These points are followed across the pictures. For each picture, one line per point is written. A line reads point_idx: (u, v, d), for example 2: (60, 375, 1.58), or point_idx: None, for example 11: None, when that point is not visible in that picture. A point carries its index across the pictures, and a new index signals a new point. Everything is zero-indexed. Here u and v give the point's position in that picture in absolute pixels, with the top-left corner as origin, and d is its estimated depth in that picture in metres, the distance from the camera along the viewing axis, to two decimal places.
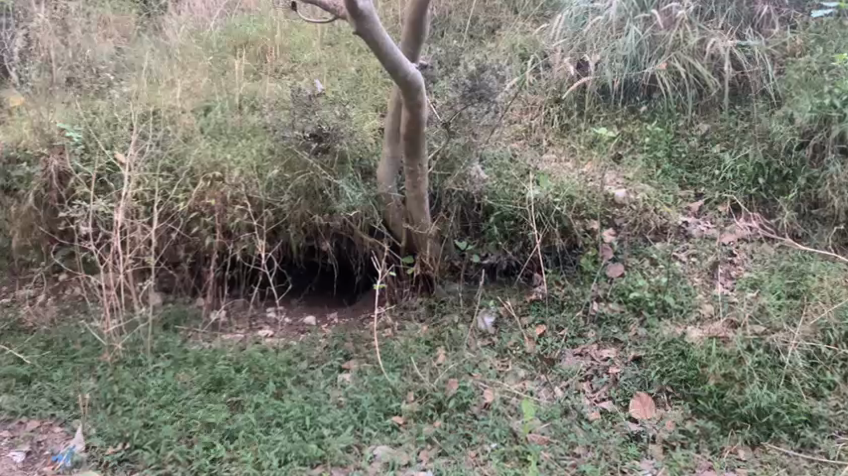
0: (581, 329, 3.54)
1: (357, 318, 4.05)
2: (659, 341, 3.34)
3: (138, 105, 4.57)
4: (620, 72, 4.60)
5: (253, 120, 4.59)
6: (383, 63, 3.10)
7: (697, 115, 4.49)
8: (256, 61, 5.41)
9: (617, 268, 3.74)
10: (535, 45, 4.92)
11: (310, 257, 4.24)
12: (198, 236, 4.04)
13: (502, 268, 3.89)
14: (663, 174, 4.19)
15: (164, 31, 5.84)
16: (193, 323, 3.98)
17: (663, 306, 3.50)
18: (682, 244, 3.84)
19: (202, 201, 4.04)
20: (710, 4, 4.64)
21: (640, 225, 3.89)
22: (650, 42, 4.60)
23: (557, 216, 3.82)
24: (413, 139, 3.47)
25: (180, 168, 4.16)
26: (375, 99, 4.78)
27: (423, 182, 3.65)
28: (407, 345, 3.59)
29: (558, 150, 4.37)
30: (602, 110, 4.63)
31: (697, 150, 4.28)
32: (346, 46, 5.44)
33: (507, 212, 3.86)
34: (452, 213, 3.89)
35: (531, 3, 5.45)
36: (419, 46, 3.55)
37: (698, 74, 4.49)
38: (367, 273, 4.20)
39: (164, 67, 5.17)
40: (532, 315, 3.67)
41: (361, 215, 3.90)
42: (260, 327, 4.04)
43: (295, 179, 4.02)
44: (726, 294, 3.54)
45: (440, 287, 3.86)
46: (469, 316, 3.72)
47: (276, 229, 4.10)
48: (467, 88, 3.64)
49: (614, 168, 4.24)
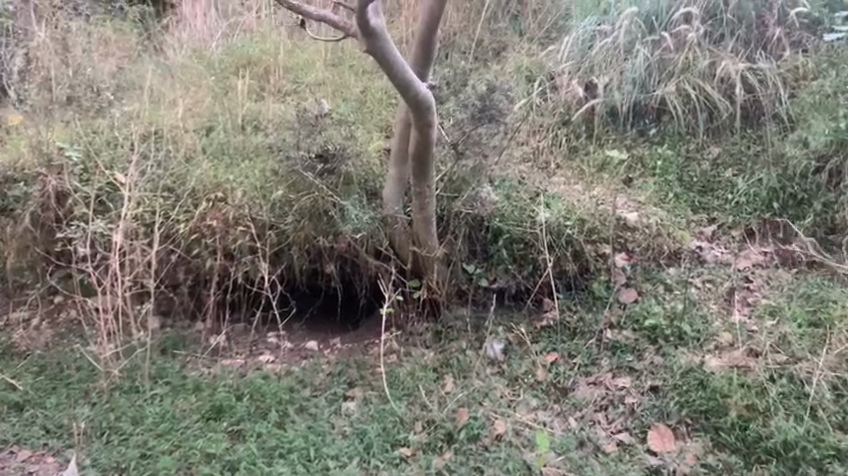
0: (594, 358, 3.43)
1: (361, 344, 3.94)
2: (676, 370, 3.22)
3: (140, 124, 4.51)
4: (629, 95, 4.56)
5: (256, 141, 4.51)
6: (393, 82, 3.02)
7: (707, 138, 4.43)
8: (259, 81, 5.35)
9: (631, 293, 3.66)
10: (540, 67, 4.84)
11: (313, 280, 4.11)
12: (198, 258, 3.94)
13: (511, 292, 3.79)
14: (675, 198, 4.11)
15: (166, 53, 5.80)
16: (192, 348, 3.86)
17: (680, 334, 3.40)
18: (696, 269, 3.75)
19: (204, 222, 3.96)
20: (720, 27, 4.61)
21: (653, 249, 3.82)
22: (659, 64, 4.58)
23: (569, 240, 3.73)
24: (422, 159, 3.38)
25: (182, 189, 4.09)
26: (380, 120, 4.72)
27: (430, 203, 3.55)
28: (413, 373, 3.49)
29: (567, 173, 4.28)
30: (610, 133, 4.57)
31: (708, 174, 4.21)
32: (350, 68, 5.39)
33: (516, 235, 3.77)
34: (460, 236, 3.76)
35: (536, 27, 5.44)
36: (427, 67, 3.46)
37: (708, 98, 4.43)
38: (372, 297, 4.09)
39: (165, 88, 5.11)
40: (543, 342, 3.57)
41: (367, 237, 3.82)
42: (261, 352, 3.92)
43: (300, 200, 3.95)
44: (744, 322, 3.42)
45: (448, 312, 3.74)
46: (478, 343, 3.61)
47: (279, 251, 3.99)
48: (477, 109, 3.58)
49: (625, 191, 4.17)
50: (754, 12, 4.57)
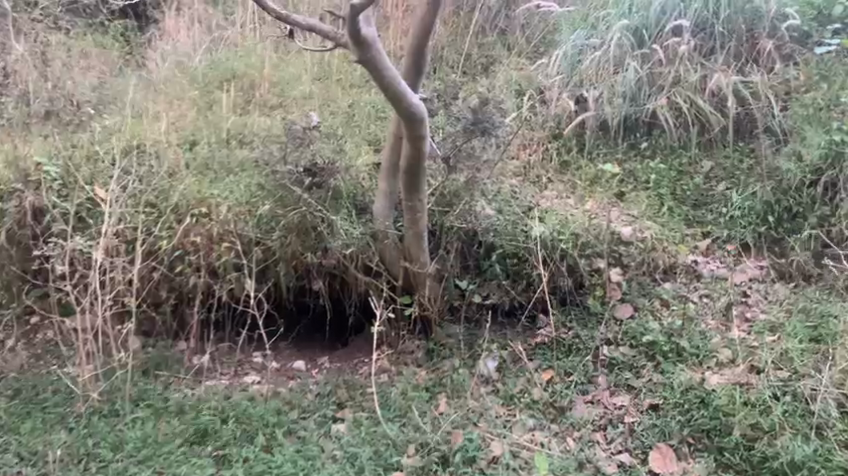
0: (591, 375, 3.34)
1: (350, 363, 3.88)
2: (676, 387, 3.13)
3: (122, 139, 4.40)
4: (619, 108, 4.49)
5: (241, 155, 4.40)
6: (385, 92, 2.93)
7: (700, 151, 4.38)
8: (244, 95, 5.26)
9: (627, 308, 3.57)
10: (530, 80, 4.78)
11: (300, 297, 4.01)
12: (181, 276, 3.84)
13: (504, 309, 3.71)
14: (668, 212, 4.05)
15: (150, 68, 5.70)
16: (175, 368, 3.74)
17: (678, 350, 3.32)
18: (692, 284, 3.69)
19: (187, 239, 3.85)
20: (710, 41, 4.60)
21: (648, 264, 3.74)
22: (649, 78, 4.54)
23: (563, 254, 3.66)
24: (414, 172, 3.30)
25: (165, 204, 3.99)
26: (369, 134, 4.64)
27: (422, 218, 3.47)
28: (405, 393, 3.38)
29: (559, 187, 4.21)
30: (601, 147, 4.51)
31: (701, 188, 4.16)
32: (338, 82, 5.33)
33: (509, 251, 3.69)
34: (452, 251, 3.68)
35: (524, 42, 5.38)
36: (419, 80, 3.39)
37: (700, 110, 4.39)
38: (361, 315, 4.00)
39: (147, 101, 5.00)
40: (539, 360, 3.48)
41: (357, 253, 3.73)
42: (246, 373, 3.83)
43: (288, 215, 3.81)
44: (744, 338, 3.35)
45: (440, 330, 3.65)
46: (472, 361, 3.52)
47: (265, 268, 3.89)
48: (469, 121, 3.50)
49: (618, 205, 4.10)
50: (744, 25, 4.57)
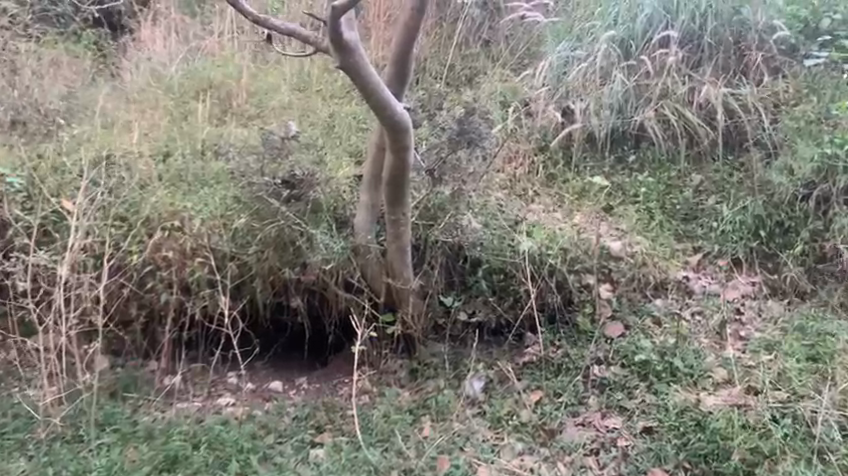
0: (581, 396, 3.21)
1: (329, 384, 3.72)
2: (671, 409, 3.01)
3: (90, 149, 4.24)
4: (607, 121, 4.40)
5: (216, 166, 4.23)
6: (368, 100, 2.80)
7: (689, 165, 4.29)
8: (220, 106, 5.11)
9: (616, 327, 3.45)
10: (515, 92, 4.69)
11: (277, 315, 3.85)
12: (152, 292, 3.68)
13: (491, 327, 3.57)
14: (658, 226, 3.94)
15: (124, 78, 5.55)
16: (145, 390, 3.58)
17: (671, 370, 3.20)
18: (683, 300, 3.58)
19: (158, 253, 3.70)
20: (697, 53, 4.53)
21: (639, 280, 3.62)
22: (636, 90, 4.45)
23: (552, 270, 3.53)
24: (397, 184, 3.16)
25: (136, 217, 3.83)
26: (350, 145, 4.50)
27: (405, 232, 3.33)
28: (387, 415, 3.22)
29: (545, 200, 4.09)
30: (588, 160, 4.41)
31: (691, 202, 4.06)
32: (318, 93, 5.19)
33: (495, 266, 3.56)
34: (436, 266, 3.53)
35: (508, 53, 5.28)
36: (403, 89, 3.24)
37: (688, 123, 4.31)
38: (341, 333, 3.85)
39: (120, 111, 4.84)
40: (526, 380, 3.34)
41: (337, 269, 3.59)
42: (220, 394, 3.67)
43: (264, 228, 3.66)
44: (738, 357, 3.24)
45: (424, 349, 3.50)
46: (457, 382, 3.39)
47: (240, 284, 3.73)
48: (454, 131, 3.45)
49: (606, 218, 3.99)
50: (732, 37, 4.50)
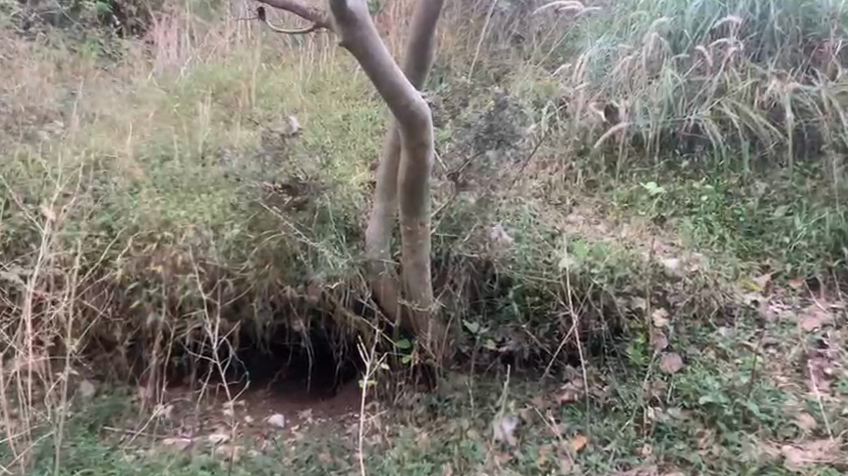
0: (634, 445, 2.69)
1: (337, 420, 3.23)
2: (747, 465, 2.49)
3: (76, 151, 3.83)
4: (656, 122, 3.92)
5: (214, 170, 3.77)
6: (379, 88, 2.32)
7: (753, 171, 3.76)
8: (227, 107, 4.66)
9: (673, 361, 2.94)
10: (549, 91, 4.20)
11: (278, 340, 3.37)
12: (137, 313, 3.25)
13: (523, 357, 3.05)
14: (718, 241, 3.42)
15: (126, 77, 5.11)
16: (128, 422, 3.14)
17: (744, 416, 2.67)
18: (754, 330, 3.04)
19: (146, 268, 3.26)
20: (755, 48, 4.03)
21: (700, 305, 3.08)
22: (688, 88, 3.96)
23: (596, 291, 2.99)
24: (415, 189, 2.67)
25: (120, 227, 3.39)
26: (365, 149, 4.05)
27: (424, 246, 2.84)
28: (401, 462, 2.72)
29: (586, 210, 3.62)
30: (634, 166, 3.91)
31: (756, 212, 3.53)
32: (332, 94, 4.73)
33: (529, 286, 3.06)
34: (460, 285, 3.03)
35: (540, 51, 4.78)
36: (422, 80, 2.76)
37: (749, 124, 3.80)
38: (351, 360, 3.34)
39: (117, 112, 4.44)
40: (566, 422, 2.84)
41: (345, 288, 3.07)
42: (212, 428, 3.19)
43: (262, 240, 3.24)
44: (827, 401, 2.72)
45: (445, 382, 3.00)
46: (483, 422, 2.90)
47: (238, 303, 3.27)
48: (482, 129, 2.95)
49: (658, 232, 3.46)
50: (799, 26, 3.95)
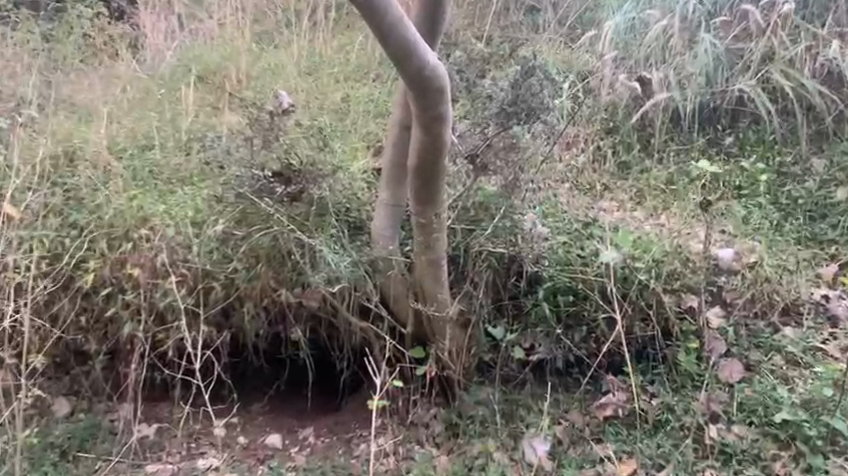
0: (694, 470, 2.29)
1: (342, 439, 2.81)
2: None
3: (42, 140, 3.37)
4: (696, 94, 3.50)
5: (198, 157, 3.34)
6: (388, 50, 1.86)
7: (810, 148, 3.41)
8: (212, 90, 4.19)
9: (733, 368, 2.51)
10: (568, 65, 3.66)
11: (273, 349, 2.94)
12: (113, 322, 2.81)
13: (557, 366, 2.65)
14: (777, 228, 3.05)
15: (104, 59, 4.61)
16: (104, 446, 2.71)
17: (829, 436, 2.28)
18: (824, 330, 2.66)
19: (122, 270, 2.82)
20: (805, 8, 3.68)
21: (762, 302, 2.69)
22: (728, 57, 3.58)
23: (641, 289, 2.58)
24: (428, 174, 2.24)
25: (90, 224, 2.94)
26: (367, 135, 3.63)
27: (439, 241, 2.42)
28: None
29: (620, 196, 3.18)
30: (672, 144, 3.47)
31: (816, 193, 3.17)
32: (330, 74, 4.27)
33: (563, 285, 2.65)
34: (482, 285, 2.61)
35: (557, 24, 4.31)
36: (436, 44, 2.31)
37: (802, 92, 3.45)
38: (357, 370, 2.91)
39: (90, 98, 3.97)
40: (612, 443, 2.42)
41: (348, 291, 2.64)
42: (201, 452, 2.75)
43: (251, 236, 2.78)
44: None
45: (467, 396, 2.58)
46: (514, 443, 2.48)
47: (226, 310, 2.84)
48: (506, 101, 2.47)
49: (706, 218, 3.03)
50: None
